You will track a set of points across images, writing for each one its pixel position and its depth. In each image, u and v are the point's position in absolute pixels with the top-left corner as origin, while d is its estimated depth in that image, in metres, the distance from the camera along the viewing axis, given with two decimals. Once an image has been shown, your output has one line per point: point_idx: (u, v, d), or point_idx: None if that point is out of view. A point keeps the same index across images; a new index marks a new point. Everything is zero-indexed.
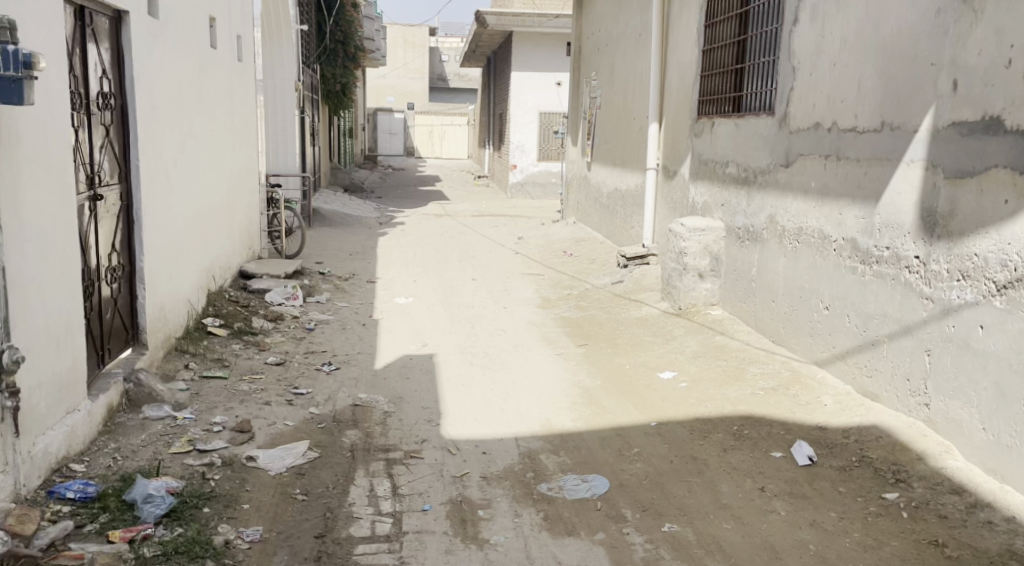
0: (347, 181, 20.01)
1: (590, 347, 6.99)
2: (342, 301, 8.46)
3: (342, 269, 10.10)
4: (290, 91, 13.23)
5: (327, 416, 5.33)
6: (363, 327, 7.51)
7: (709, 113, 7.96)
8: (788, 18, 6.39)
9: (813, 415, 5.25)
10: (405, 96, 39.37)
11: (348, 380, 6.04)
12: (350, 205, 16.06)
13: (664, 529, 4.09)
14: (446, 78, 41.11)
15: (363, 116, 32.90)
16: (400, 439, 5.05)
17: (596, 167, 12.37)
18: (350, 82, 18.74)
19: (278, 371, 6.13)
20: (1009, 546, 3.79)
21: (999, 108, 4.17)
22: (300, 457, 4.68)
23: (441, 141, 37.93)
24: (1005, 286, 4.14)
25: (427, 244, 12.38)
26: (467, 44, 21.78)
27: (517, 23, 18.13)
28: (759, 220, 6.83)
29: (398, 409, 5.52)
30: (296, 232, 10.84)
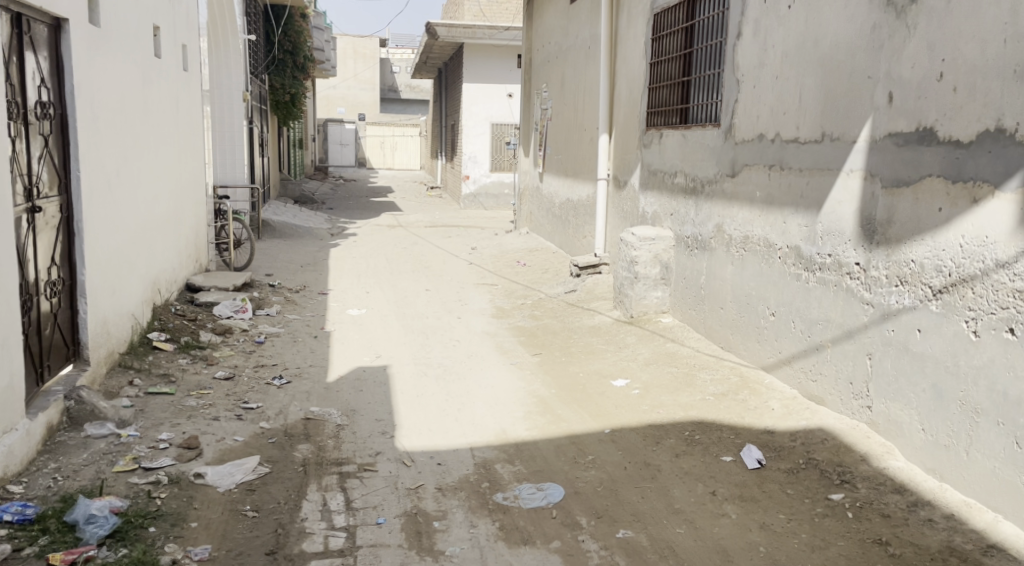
0: (296, 193, 19.88)
1: (544, 356, 7.03)
2: (293, 313, 8.38)
3: (291, 281, 10.02)
4: (238, 101, 13.10)
5: (277, 430, 5.28)
6: (315, 340, 7.46)
7: (657, 125, 8.09)
8: (731, 33, 6.54)
9: (761, 419, 5.36)
10: (356, 108, 39.20)
11: (300, 393, 6.00)
12: (301, 216, 15.96)
13: (619, 535, 4.14)
14: (398, 89, 41.18)
15: (313, 127, 32.73)
16: (353, 452, 5.03)
17: (547, 177, 12.50)
18: (300, 92, 18.50)
19: (228, 386, 6.06)
20: (949, 543, 3.92)
21: (932, 120, 4.35)
22: (250, 473, 4.63)
23: (393, 151, 37.84)
24: (940, 291, 4.29)
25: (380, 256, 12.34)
26: (419, 56, 21.86)
27: (465, 35, 18.19)
28: (707, 229, 6.96)
29: (351, 422, 5.49)
30: (245, 245, 10.71)
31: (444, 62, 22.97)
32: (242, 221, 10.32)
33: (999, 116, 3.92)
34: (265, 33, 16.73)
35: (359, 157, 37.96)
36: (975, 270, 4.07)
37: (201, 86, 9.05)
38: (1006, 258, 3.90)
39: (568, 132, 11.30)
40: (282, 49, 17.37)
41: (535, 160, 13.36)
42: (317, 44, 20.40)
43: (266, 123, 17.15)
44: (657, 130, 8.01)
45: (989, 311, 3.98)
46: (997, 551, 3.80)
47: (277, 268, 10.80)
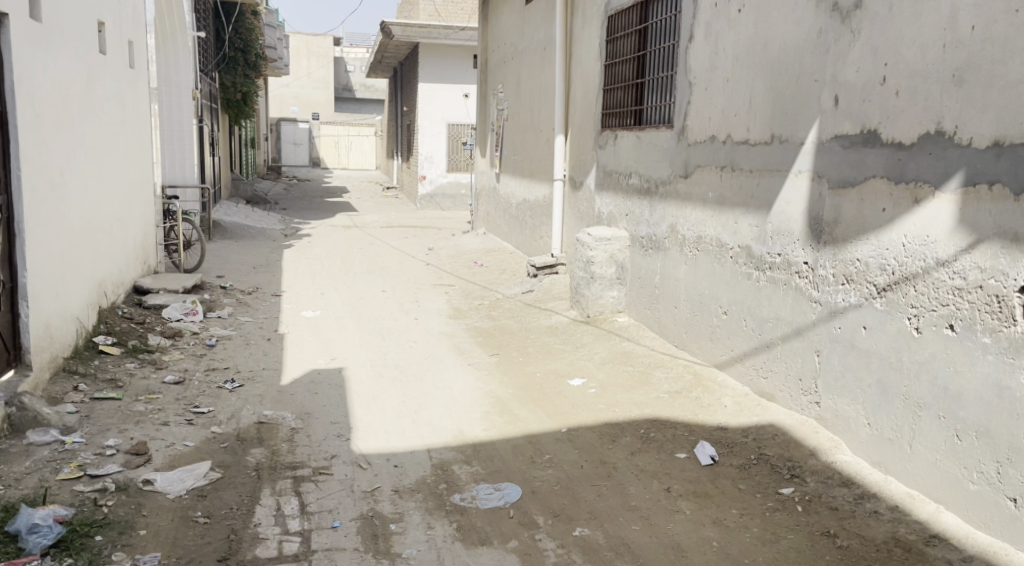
0: (249, 193, 19.62)
1: (502, 356, 7.06)
2: (246, 315, 8.29)
3: (244, 283, 9.90)
4: (187, 99, 12.89)
5: (230, 435, 5.23)
6: (268, 342, 7.38)
7: (612, 126, 8.17)
8: (684, 36, 6.64)
9: (714, 416, 5.46)
10: (310, 107, 38.83)
11: (252, 397, 5.94)
12: (254, 216, 15.77)
13: (576, 533, 4.18)
14: (352, 88, 40.93)
15: (266, 126, 32.32)
16: (308, 455, 5.00)
17: (504, 178, 12.54)
18: (252, 91, 18.31)
19: (178, 390, 5.97)
20: (894, 533, 4.03)
21: (876, 122, 4.46)
22: (200, 479, 4.58)
23: (348, 151, 37.54)
24: (885, 289, 4.42)
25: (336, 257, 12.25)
26: (374, 55, 21.75)
27: (421, 35, 18.14)
28: (661, 229, 7.05)
29: (305, 425, 5.46)
30: (195, 246, 10.55)
31: (399, 61, 22.88)
32: (192, 222, 10.17)
33: (939, 119, 4.05)
34: (215, 29, 16.48)
35: (313, 157, 37.59)
36: (917, 268, 4.19)
37: (149, 83, 8.91)
38: (946, 256, 4.02)
39: (524, 132, 11.34)
40: (233, 47, 17.19)
41: (491, 160, 13.38)
42: (269, 42, 20.21)
43: (216, 122, 16.90)
44: (612, 132, 8.08)
45: (931, 308, 4.11)
46: (939, 540, 3.92)
47: (229, 269, 10.66)
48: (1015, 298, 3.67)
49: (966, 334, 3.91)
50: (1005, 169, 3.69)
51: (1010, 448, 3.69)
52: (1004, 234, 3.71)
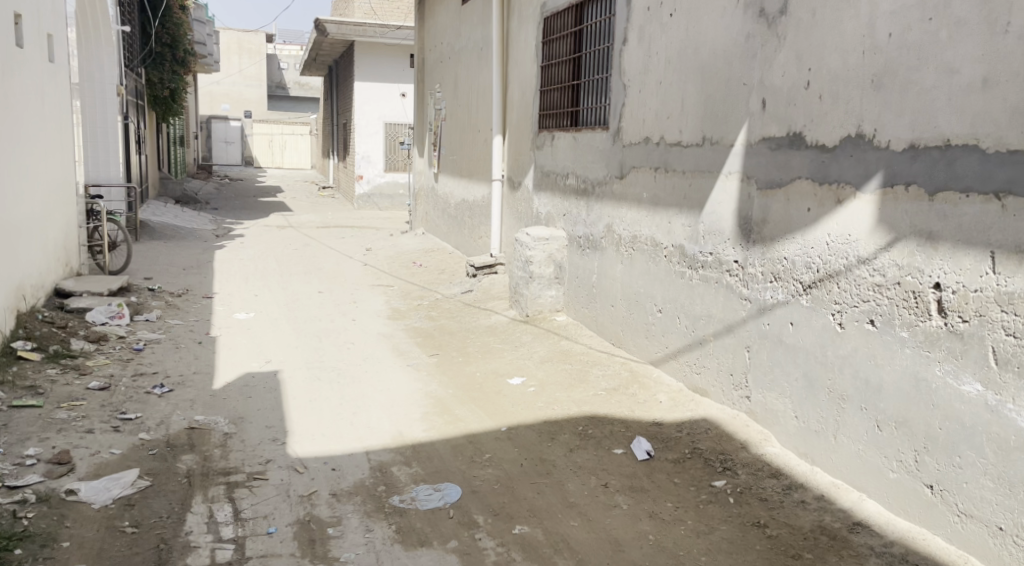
0: (178, 192, 19.17)
1: (441, 357, 7.07)
2: (176, 318, 8.11)
3: (173, 285, 9.69)
4: (112, 95, 12.56)
5: (159, 441, 5.13)
6: (199, 346, 7.25)
7: (549, 127, 8.25)
8: (618, 39, 6.74)
9: (650, 413, 5.57)
10: (242, 105, 38.14)
11: (182, 402, 5.84)
12: (183, 216, 15.42)
13: (516, 531, 4.23)
14: (285, 86, 40.34)
15: (195, 124, 31.59)
16: (241, 461, 4.94)
17: (442, 177, 12.55)
18: (180, 87, 17.92)
19: (103, 397, 5.83)
20: (820, 522, 4.18)
21: (801, 125, 4.62)
22: (127, 487, 4.49)
23: (282, 150, 36.97)
24: (810, 286, 4.57)
25: (270, 257, 12.08)
26: (307, 52, 21.52)
27: (355, 32, 18.02)
28: (597, 229, 7.15)
29: (238, 430, 5.39)
30: (120, 247, 10.28)
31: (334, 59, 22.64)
32: (116, 222, 9.90)
33: (859, 123, 4.21)
34: (141, 23, 16.08)
35: (246, 156, 36.89)
36: (840, 266, 4.35)
37: (70, 78, 8.66)
38: (867, 254, 4.19)
39: (462, 132, 11.37)
40: (160, 42, 16.73)
41: (429, 160, 13.37)
42: (198, 37, 19.78)
43: (143, 119, 16.46)
44: (549, 132, 8.16)
45: (853, 304, 4.27)
46: (862, 527, 4.08)
47: (157, 271, 10.41)
48: (930, 293, 3.84)
49: (885, 329, 4.08)
50: (920, 171, 3.86)
51: (927, 437, 3.86)
52: (920, 233, 3.88)
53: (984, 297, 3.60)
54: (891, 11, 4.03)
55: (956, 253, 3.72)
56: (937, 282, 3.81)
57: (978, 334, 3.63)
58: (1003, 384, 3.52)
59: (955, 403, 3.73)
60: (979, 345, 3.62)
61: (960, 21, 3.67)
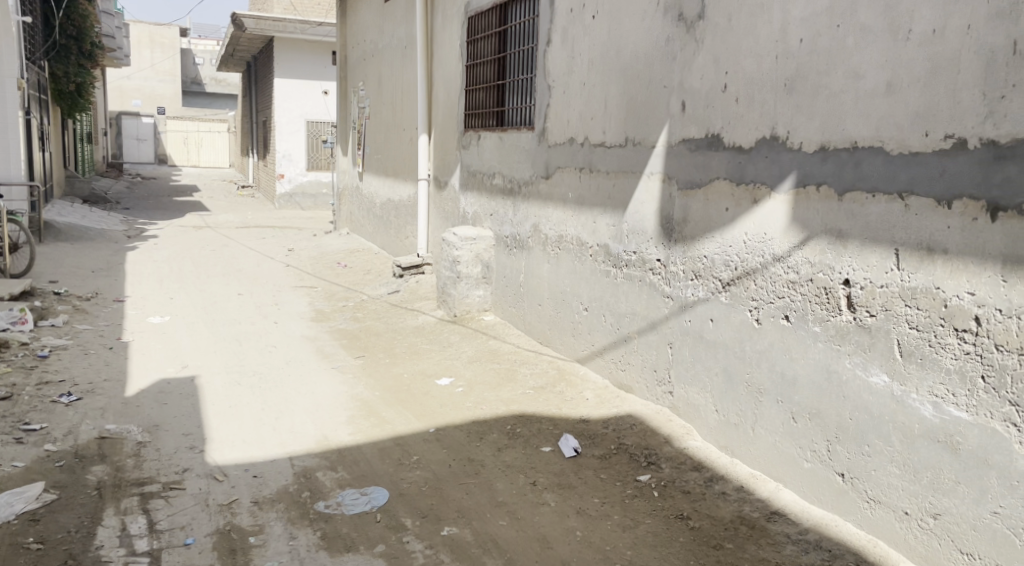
0: (86, 191, 18.47)
1: (367, 359, 7.02)
2: (84, 323, 7.83)
3: (81, 289, 9.35)
4: (12, 91, 12.04)
5: (66, 452, 4.96)
6: (109, 352, 7.03)
7: (475, 127, 8.27)
8: (542, 40, 6.80)
9: (577, 410, 5.64)
10: (154, 101, 37.03)
11: (92, 410, 5.65)
12: (90, 216, 14.86)
13: (443, 532, 4.24)
14: (201, 82, 39.43)
15: (105, 121, 30.48)
16: (157, 470, 4.81)
17: (366, 177, 12.44)
18: (87, 81, 17.29)
19: (4, 407, 5.59)
20: (740, 512, 4.31)
21: (719, 127, 4.75)
22: (32, 502, 4.33)
23: (198, 148, 35.94)
24: (729, 284, 4.70)
25: (187, 259, 11.76)
26: (224, 47, 21.05)
27: (275, 28, 17.66)
28: (524, 229, 7.20)
29: (153, 438, 5.25)
30: (23, 250, 9.86)
31: (252, 55, 22.18)
32: (18, 223, 9.49)
33: (773, 125, 4.36)
34: (43, 15, 15.47)
35: (159, 154, 35.76)
36: (756, 264, 4.49)
37: None
38: (781, 252, 4.33)
39: (386, 131, 11.29)
40: (65, 34, 16.07)
41: (353, 159, 13.23)
42: (105, 30, 19.09)
43: (46, 115, 15.79)
44: (475, 132, 8.18)
45: (769, 301, 4.41)
46: (779, 516, 4.22)
47: (63, 274, 10.02)
48: (840, 289, 4.00)
49: (799, 324, 4.23)
50: (830, 172, 4.02)
51: (838, 427, 4.02)
52: (830, 231, 4.03)
53: (890, 293, 3.77)
54: (802, 17, 4.17)
55: (863, 251, 3.88)
56: (846, 278, 3.97)
57: (884, 328, 3.80)
58: (908, 374, 3.69)
59: (863, 394, 3.89)
60: (885, 338, 3.79)
61: (866, 28, 3.83)
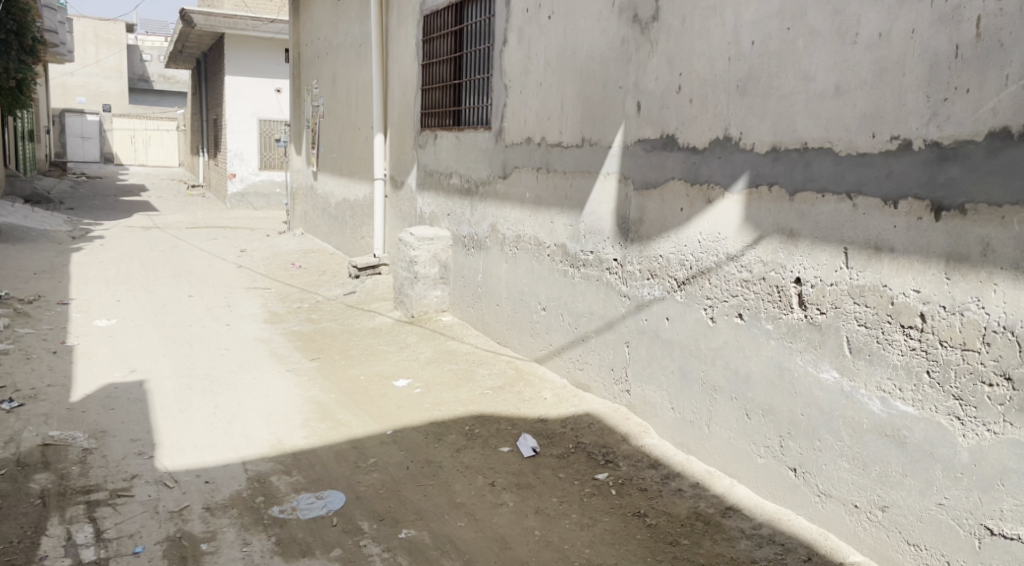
0: (28, 191, 17.99)
1: (322, 361, 6.96)
2: (26, 327, 7.62)
3: (23, 291, 9.10)
4: None
5: (8, 461, 4.84)
6: (54, 357, 6.86)
7: (431, 126, 8.25)
8: (498, 40, 6.81)
9: (535, 409, 5.66)
10: (100, 98, 36.26)
11: (36, 417, 5.52)
12: (33, 217, 14.48)
13: (401, 535, 4.22)
14: (148, 79, 38.80)
15: (48, 119, 29.73)
16: (104, 478, 4.72)
17: (321, 176, 12.34)
18: (29, 77, 16.85)
19: None
20: (697, 509, 4.36)
21: (673, 127, 4.80)
22: None
23: (145, 146, 35.17)
24: (684, 283, 4.75)
25: (135, 260, 11.54)
26: (172, 43, 20.70)
27: (226, 25, 17.37)
28: (481, 229, 7.20)
29: (99, 445, 5.15)
30: None
31: (202, 52, 21.81)
32: None
33: (726, 126, 4.41)
34: None
35: (105, 152, 34.97)
36: (710, 263, 4.54)
37: None
38: (734, 251, 4.39)
39: (342, 130, 11.19)
40: (5, 28, 15.60)
41: (307, 158, 13.11)
42: (47, 24, 18.59)
43: None
44: (431, 132, 8.16)
45: (723, 299, 4.47)
46: (734, 512, 4.28)
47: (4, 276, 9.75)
48: (792, 288, 4.07)
49: (752, 322, 4.29)
50: (781, 173, 4.09)
51: (790, 423, 4.09)
52: (782, 231, 4.10)
53: (839, 291, 3.85)
54: (753, 20, 4.24)
55: (813, 250, 3.95)
56: (798, 276, 4.04)
57: (833, 325, 3.88)
58: (857, 370, 3.77)
59: (814, 390, 3.96)
60: (835, 335, 3.87)
61: (815, 31, 3.90)
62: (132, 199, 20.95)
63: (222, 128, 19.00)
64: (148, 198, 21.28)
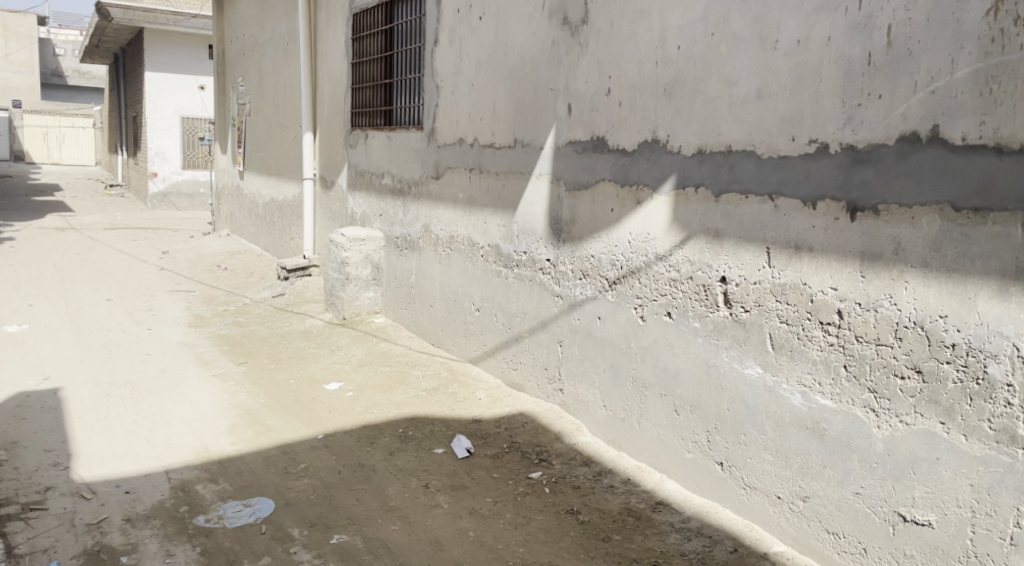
0: None
1: (250, 365, 6.84)
2: None
3: None
4: None
5: None
6: None
7: (362, 126, 8.18)
8: (429, 40, 6.80)
9: (469, 410, 5.68)
10: (10, 94, 34.89)
11: None
12: None
13: (332, 541, 4.19)
14: (63, 74, 37.58)
15: None
16: (16, 491, 4.56)
17: (248, 176, 12.13)
18: None
19: None
20: (628, 504, 4.43)
21: (603, 129, 4.87)
22: None
23: (60, 144, 33.98)
24: (615, 282, 4.83)
25: (50, 263, 11.14)
26: (89, 38, 20.06)
27: (145, 19, 16.89)
28: (414, 229, 7.18)
29: (11, 456, 4.97)
30: None
31: (120, 47, 21.15)
32: None
33: (654, 129, 4.50)
34: None
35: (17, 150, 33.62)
36: (640, 263, 4.63)
37: None
38: (663, 251, 4.48)
39: (269, 129, 11.01)
40: None
41: (233, 156, 12.87)
42: None
43: None
44: (362, 131, 8.10)
45: (653, 298, 4.56)
46: (664, 506, 4.36)
47: None
48: (717, 286, 4.17)
49: (680, 320, 4.39)
50: (707, 175, 4.19)
51: (716, 418, 4.20)
52: (708, 231, 4.20)
53: (762, 289, 3.96)
54: (679, 25, 4.33)
55: (737, 249, 4.06)
56: (723, 275, 4.14)
57: (757, 323, 3.99)
58: (779, 365, 3.89)
59: (740, 386, 4.07)
60: (758, 332, 3.98)
61: (737, 37, 4.01)
62: (46, 199, 20.17)
63: (142, 126, 18.48)
64: (62, 198, 20.51)
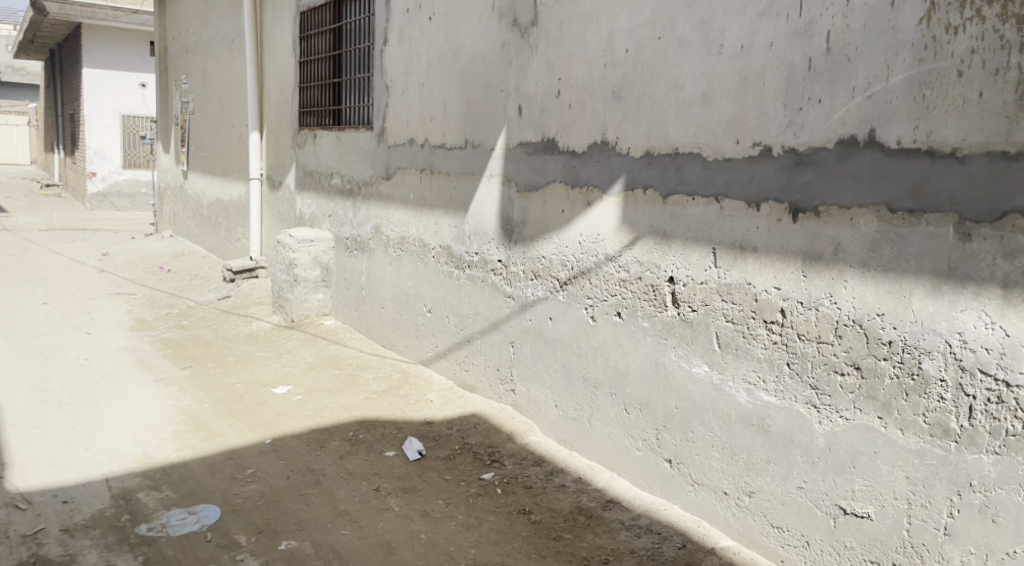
0: None
1: (195, 369, 6.73)
2: None
3: None
4: None
5: None
6: None
7: (311, 126, 8.11)
8: (378, 39, 6.77)
9: (420, 412, 5.67)
10: None
11: None
12: None
13: (281, 547, 4.14)
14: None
15: None
16: None
17: (192, 175, 11.93)
18: None
19: None
20: (579, 503, 4.47)
21: (554, 131, 4.91)
22: None
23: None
24: (566, 283, 4.87)
25: None
26: (24, 33, 19.51)
27: (84, 14, 16.45)
28: (364, 230, 7.14)
29: None
30: None
31: (57, 42, 20.58)
32: None
33: (603, 131, 4.55)
34: None
35: None
36: (590, 264, 4.67)
37: None
38: (613, 252, 4.53)
39: (214, 128, 10.84)
40: None
41: (176, 156, 12.63)
42: None
43: None
44: (311, 131, 8.03)
45: (603, 298, 4.60)
46: (614, 504, 4.41)
47: None
48: (665, 286, 4.24)
49: (629, 320, 4.44)
50: (655, 176, 4.25)
51: (665, 416, 4.26)
52: (656, 232, 4.26)
53: (709, 289, 4.03)
54: (627, 28, 4.39)
55: (685, 250, 4.13)
56: (670, 276, 4.20)
57: (704, 322, 4.06)
58: (725, 363, 3.97)
59: (688, 384, 4.13)
60: (705, 331, 4.05)
61: (683, 41, 4.08)
62: None
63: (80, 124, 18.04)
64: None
